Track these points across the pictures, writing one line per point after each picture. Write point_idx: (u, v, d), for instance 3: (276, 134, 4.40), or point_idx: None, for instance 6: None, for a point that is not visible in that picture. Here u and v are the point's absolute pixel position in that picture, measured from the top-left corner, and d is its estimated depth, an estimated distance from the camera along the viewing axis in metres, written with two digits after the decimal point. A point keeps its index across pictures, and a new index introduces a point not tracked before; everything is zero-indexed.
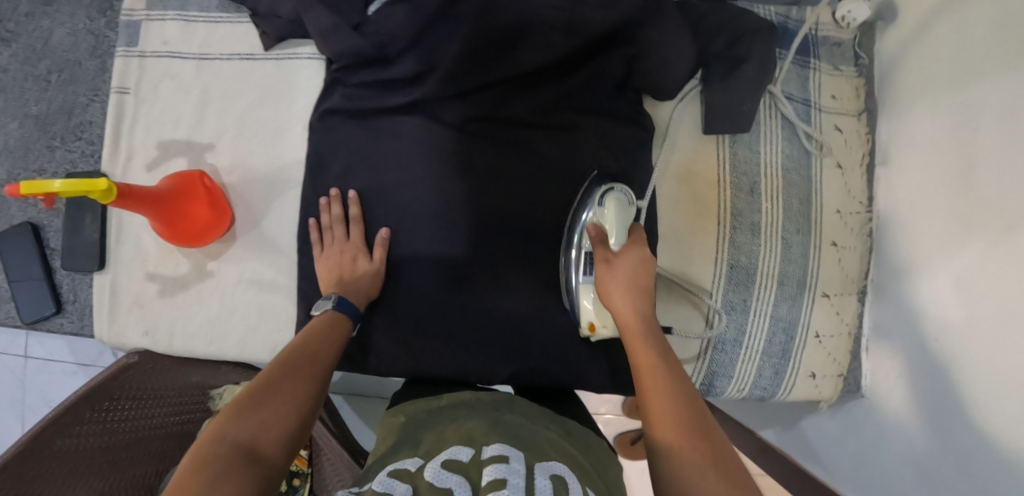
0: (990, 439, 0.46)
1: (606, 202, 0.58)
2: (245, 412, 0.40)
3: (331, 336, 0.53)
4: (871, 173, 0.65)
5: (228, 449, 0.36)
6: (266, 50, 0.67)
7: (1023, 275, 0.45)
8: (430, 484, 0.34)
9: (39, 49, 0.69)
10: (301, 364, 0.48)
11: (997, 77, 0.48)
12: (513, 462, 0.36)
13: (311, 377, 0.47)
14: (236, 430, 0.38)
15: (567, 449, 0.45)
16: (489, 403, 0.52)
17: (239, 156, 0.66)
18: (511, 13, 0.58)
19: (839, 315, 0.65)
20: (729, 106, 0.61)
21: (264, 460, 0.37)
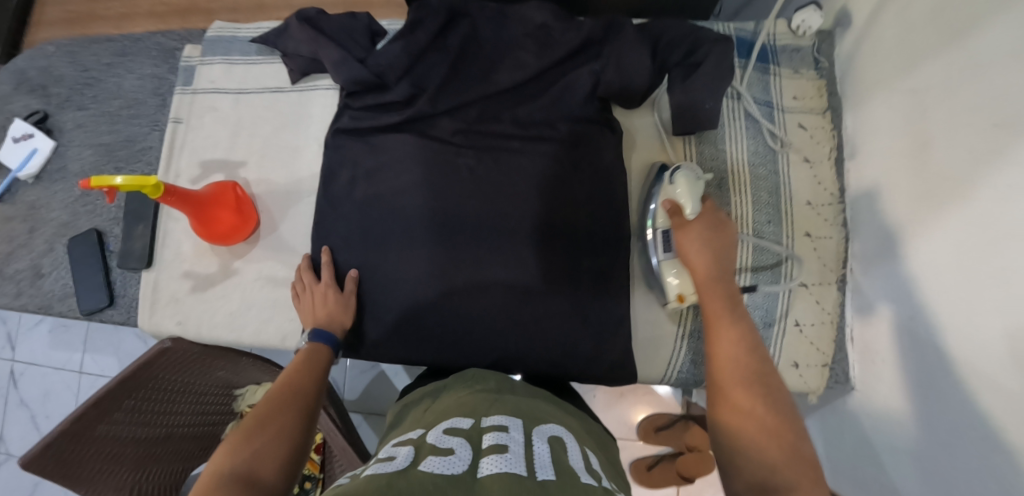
0: (967, 398, 0.45)
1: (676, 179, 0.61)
2: (242, 446, 0.47)
3: (309, 368, 0.61)
4: (840, 166, 0.67)
5: (226, 479, 0.43)
6: (292, 84, 0.78)
7: (982, 231, 0.47)
8: (432, 447, 0.41)
9: (114, 91, 0.84)
10: (287, 399, 0.55)
11: (939, 56, 0.53)
12: (512, 431, 0.43)
13: (299, 408, 0.54)
14: (233, 463, 0.45)
15: (561, 420, 0.51)
16: (492, 380, 0.57)
17: (264, 171, 0.76)
18: (489, 44, 0.71)
19: (819, 304, 0.66)
20: (691, 106, 0.66)
21: (261, 483, 0.44)
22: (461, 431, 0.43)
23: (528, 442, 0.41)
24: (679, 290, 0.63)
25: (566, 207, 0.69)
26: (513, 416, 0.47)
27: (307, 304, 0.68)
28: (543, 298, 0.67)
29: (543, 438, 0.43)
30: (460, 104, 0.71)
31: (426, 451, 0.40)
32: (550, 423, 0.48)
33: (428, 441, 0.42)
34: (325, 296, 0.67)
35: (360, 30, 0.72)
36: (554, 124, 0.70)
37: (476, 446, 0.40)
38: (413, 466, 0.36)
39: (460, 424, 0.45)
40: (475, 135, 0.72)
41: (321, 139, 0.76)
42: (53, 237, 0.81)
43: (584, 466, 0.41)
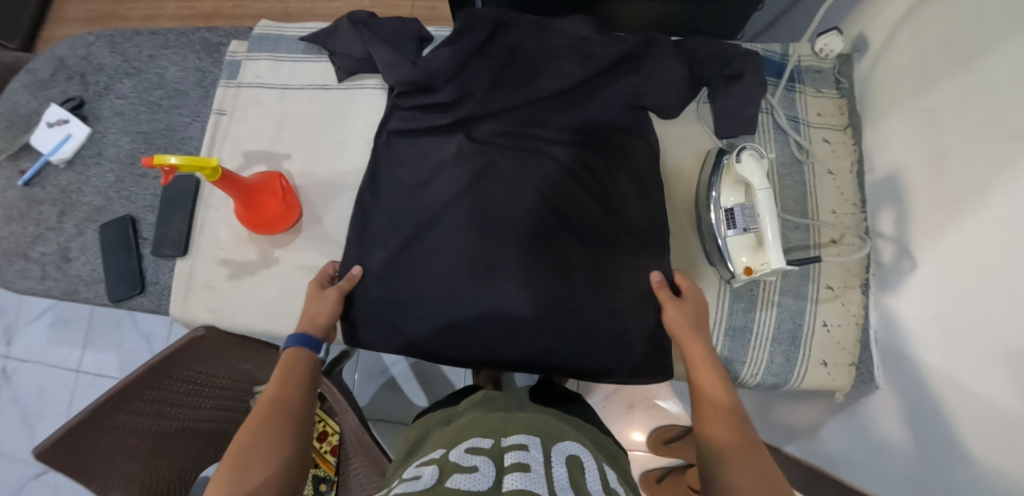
0: (992, 388, 0.49)
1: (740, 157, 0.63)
2: (236, 470, 0.49)
3: (299, 378, 0.60)
4: (861, 179, 0.72)
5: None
6: (338, 82, 0.80)
7: (998, 235, 0.51)
8: (456, 464, 0.42)
9: (156, 81, 0.85)
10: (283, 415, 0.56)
11: (953, 80, 0.59)
12: (532, 449, 0.43)
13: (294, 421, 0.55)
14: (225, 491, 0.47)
15: (581, 437, 0.52)
16: (502, 402, 0.60)
17: (308, 164, 0.78)
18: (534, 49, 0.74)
19: (844, 306, 0.69)
20: (734, 110, 0.72)
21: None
22: (483, 450, 0.44)
23: (548, 461, 0.42)
24: (746, 263, 0.65)
25: (606, 203, 0.72)
26: (533, 433, 0.47)
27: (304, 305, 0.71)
28: (582, 286, 0.68)
29: (562, 457, 0.44)
30: (507, 113, 0.75)
31: (451, 469, 0.41)
32: (568, 439, 0.49)
33: (451, 460, 0.43)
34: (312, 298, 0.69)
35: (408, 35, 0.74)
36: (595, 130, 0.74)
37: (498, 461, 0.42)
38: (440, 484, 0.38)
39: (481, 443, 0.46)
40: (517, 138, 0.74)
41: (366, 135, 0.79)
42: (84, 222, 0.80)
43: (603, 489, 0.41)
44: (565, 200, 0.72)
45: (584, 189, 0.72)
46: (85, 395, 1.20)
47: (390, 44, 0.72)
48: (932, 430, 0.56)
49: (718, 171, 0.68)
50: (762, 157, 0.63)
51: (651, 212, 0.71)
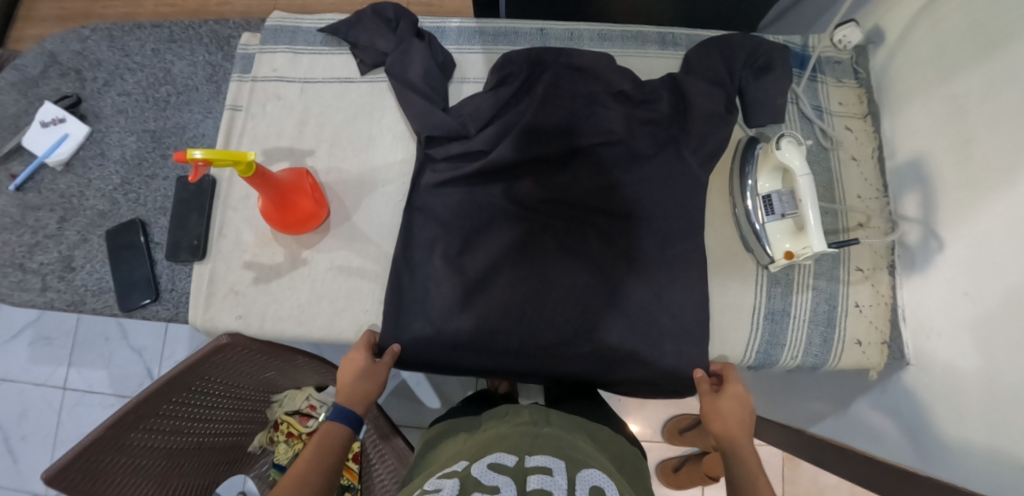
0: None
1: (782, 146, 0.64)
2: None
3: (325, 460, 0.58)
4: (882, 164, 0.75)
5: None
6: (362, 75, 0.77)
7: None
8: (478, 481, 0.43)
9: (162, 77, 0.80)
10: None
11: (977, 66, 0.61)
12: (555, 474, 0.44)
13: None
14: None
15: (599, 458, 0.53)
16: (525, 414, 0.59)
17: (334, 161, 0.74)
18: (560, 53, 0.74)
19: (875, 287, 0.72)
20: (765, 100, 0.73)
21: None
22: (505, 468, 0.46)
23: (572, 489, 0.43)
24: (788, 248, 0.66)
25: (644, 185, 0.71)
26: (557, 456, 0.48)
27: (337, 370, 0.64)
28: (625, 282, 0.69)
29: (586, 487, 0.44)
30: (554, 169, 0.72)
31: (472, 485, 0.43)
32: (592, 466, 0.49)
33: (474, 474, 0.45)
34: (355, 372, 0.63)
35: (436, 71, 0.73)
36: (642, 174, 0.71)
37: (520, 485, 0.43)
38: None
39: (504, 461, 0.47)
40: (558, 200, 0.71)
41: (395, 129, 0.75)
42: (88, 227, 0.75)
43: None
44: (599, 277, 0.70)
45: (622, 264, 0.70)
46: (74, 415, 1.13)
47: (418, 79, 0.72)
48: (967, 397, 0.58)
49: (751, 158, 0.70)
50: (802, 144, 0.65)
51: (690, 284, 0.68)
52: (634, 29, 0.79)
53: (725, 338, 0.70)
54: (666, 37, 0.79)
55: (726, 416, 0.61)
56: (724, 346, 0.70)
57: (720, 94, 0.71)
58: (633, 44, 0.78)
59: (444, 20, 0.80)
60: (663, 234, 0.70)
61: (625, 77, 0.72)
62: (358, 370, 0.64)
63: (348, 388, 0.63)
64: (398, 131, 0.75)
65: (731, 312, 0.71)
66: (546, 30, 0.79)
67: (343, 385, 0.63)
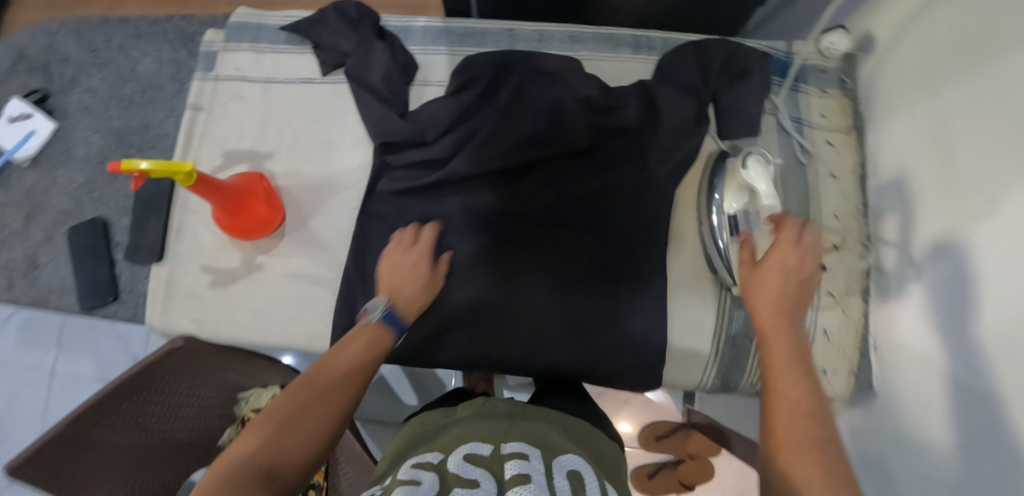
0: (973, 398, 0.49)
1: (748, 165, 0.60)
2: (264, 429, 0.40)
3: (371, 355, 0.50)
4: (864, 182, 0.71)
5: (241, 471, 0.36)
6: (323, 76, 0.75)
7: (992, 241, 0.50)
8: (457, 475, 0.37)
9: (127, 75, 0.80)
10: (332, 382, 0.46)
11: (961, 80, 0.57)
12: (533, 460, 0.39)
13: (342, 395, 0.46)
14: (254, 451, 0.38)
15: (575, 445, 0.47)
16: (500, 403, 0.52)
17: (293, 165, 0.73)
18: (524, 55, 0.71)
19: (845, 313, 0.69)
20: (739, 110, 0.69)
21: (278, 486, 0.37)
22: (481, 459, 0.39)
23: (550, 474, 0.37)
24: None
25: (608, 199, 0.68)
26: (533, 441, 0.43)
27: (392, 270, 0.60)
28: (584, 299, 0.66)
29: (562, 473, 0.39)
30: (518, 181, 0.69)
31: (452, 481, 0.36)
32: (569, 452, 0.44)
33: (451, 468, 0.38)
34: (419, 272, 0.61)
35: (397, 73, 0.71)
36: (611, 189, 0.68)
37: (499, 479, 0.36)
38: None
39: (479, 450, 0.41)
40: (519, 211, 0.69)
41: (355, 133, 0.74)
42: (52, 227, 0.76)
43: None
44: (557, 297, 0.66)
45: (583, 281, 0.67)
46: (62, 398, 1.16)
47: (377, 82, 0.70)
48: (927, 435, 0.55)
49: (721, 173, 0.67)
50: (767, 163, 0.61)
51: (648, 306, 0.66)
52: (607, 31, 0.75)
53: (684, 361, 0.67)
54: (641, 40, 0.74)
55: (761, 282, 0.53)
56: (683, 369, 0.67)
57: (692, 105, 0.68)
58: (607, 46, 0.74)
59: (411, 18, 0.77)
60: (628, 248, 0.67)
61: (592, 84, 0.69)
62: (422, 273, 0.61)
63: (406, 287, 0.59)
64: (359, 135, 0.74)
65: (692, 334, 0.67)
66: (515, 30, 0.75)
67: (400, 283, 0.59)
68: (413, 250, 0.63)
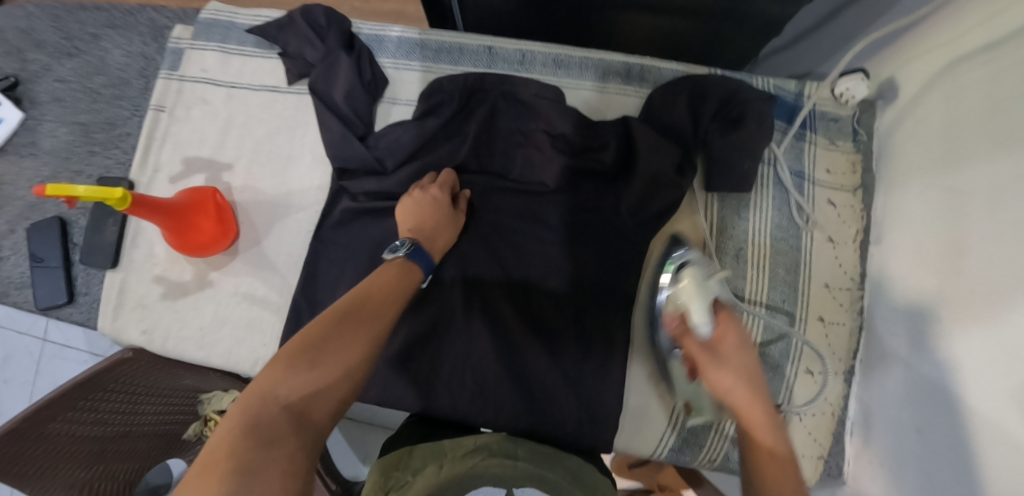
0: None
1: (681, 277, 0.58)
2: (298, 367, 0.40)
3: (399, 289, 0.51)
4: (865, 250, 0.64)
5: (278, 411, 0.38)
6: (289, 85, 0.72)
7: (1009, 361, 0.44)
8: None
9: (95, 66, 0.78)
10: (362, 318, 0.47)
11: (985, 159, 0.49)
12: None
13: (372, 329, 0.46)
14: (289, 390, 0.39)
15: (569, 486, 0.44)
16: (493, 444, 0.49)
17: (251, 179, 0.70)
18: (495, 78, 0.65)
19: (823, 394, 0.63)
20: (730, 163, 0.62)
21: (313, 425, 0.39)
22: None
23: None
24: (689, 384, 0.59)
25: (573, 247, 0.63)
26: None
27: (414, 207, 0.60)
28: (537, 354, 0.61)
29: None
30: (476, 222, 0.65)
31: None
32: None
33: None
34: (439, 207, 0.60)
35: (361, 91, 0.66)
36: (579, 236, 0.63)
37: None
38: None
39: None
40: (474, 253, 0.64)
41: (315, 150, 0.70)
42: (15, 219, 0.75)
43: None
44: (505, 350, 0.61)
45: (533, 334, 0.61)
46: (51, 367, 1.17)
47: (339, 100, 0.66)
48: None
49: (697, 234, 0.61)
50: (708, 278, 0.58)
51: (604, 372, 0.60)
52: (595, 55, 0.68)
53: (642, 427, 0.63)
54: (633, 69, 0.67)
55: (720, 373, 0.52)
56: (638, 437, 0.63)
57: (676, 151, 0.61)
58: (591, 73, 0.68)
59: (386, 27, 0.72)
60: (590, 305, 0.62)
61: (568, 120, 0.64)
62: (443, 204, 0.60)
63: (427, 219, 0.59)
64: (319, 153, 0.70)
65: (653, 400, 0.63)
66: (495, 48, 0.69)
67: (420, 219, 0.59)
68: (429, 188, 0.61)
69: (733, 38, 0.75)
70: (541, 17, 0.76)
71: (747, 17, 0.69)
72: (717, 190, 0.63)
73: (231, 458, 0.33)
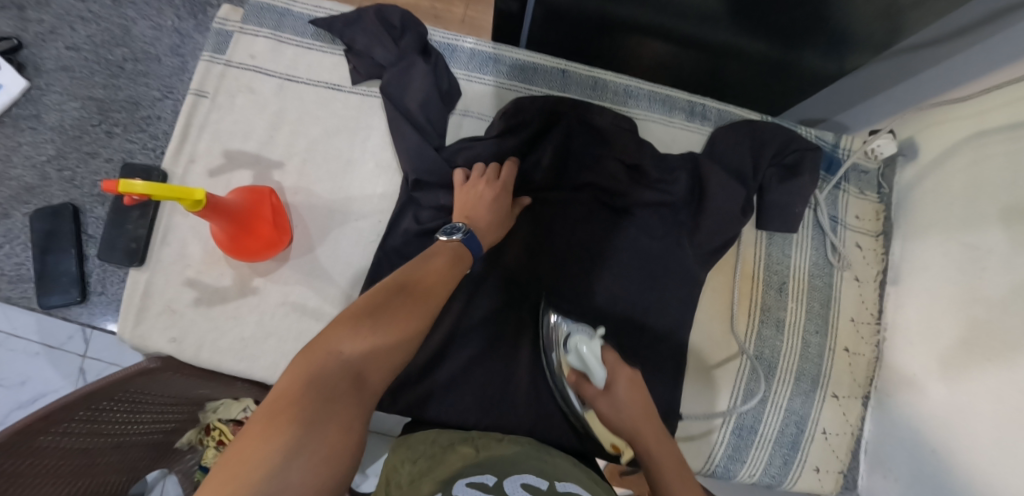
0: None
1: (569, 346, 0.58)
2: (362, 326, 0.38)
3: (454, 271, 0.48)
4: (883, 289, 0.73)
5: (340, 369, 0.35)
6: (352, 84, 0.69)
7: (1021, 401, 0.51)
8: None
9: (118, 37, 0.72)
10: (418, 293, 0.44)
11: (1005, 226, 0.56)
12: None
13: (428, 305, 0.43)
14: (350, 347, 0.36)
15: (583, 476, 0.46)
16: (523, 440, 0.53)
17: (305, 180, 0.67)
18: (570, 103, 0.67)
19: (845, 416, 0.70)
20: (784, 206, 0.68)
21: (370, 387, 0.36)
22: (536, 489, 0.39)
23: None
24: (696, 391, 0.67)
25: (643, 274, 0.66)
26: (577, 481, 0.43)
27: (474, 195, 0.59)
28: None
29: None
30: (550, 239, 0.66)
31: None
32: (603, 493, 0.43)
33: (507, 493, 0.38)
34: (497, 206, 0.59)
35: (436, 100, 0.66)
36: (647, 264, 0.66)
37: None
38: None
39: (532, 479, 0.41)
40: (548, 274, 0.65)
41: (379, 156, 0.68)
42: (10, 201, 0.67)
43: None
44: None
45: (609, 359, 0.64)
46: None
47: (414, 107, 0.65)
48: None
49: (757, 263, 0.71)
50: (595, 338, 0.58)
51: (661, 396, 0.64)
52: (664, 91, 0.73)
53: (691, 447, 0.67)
54: (696, 107, 0.73)
55: (620, 406, 0.55)
56: (689, 455, 0.67)
57: (742, 194, 0.65)
58: (659, 106, 0.72)
59: (457, 37, 0.72)
60: (654, 330, 0.65)
61: (642, 152, 0.66)
62: (502, 204, 0.60)
63: (484, 215, 0.58)
64: (384, 160, 0.68)
65: (701, 420, 0.67)
66: (569, 72, 0.72)
67: (478, 211, 0.58)
68: (496, 185, 0.61)
69: (771, 85, 0.81)
70: (602, 44, 0.79)
71: (793, 70, 0.76)
72: (766, 230, 0.70)
73: (294, 408, 0.31)
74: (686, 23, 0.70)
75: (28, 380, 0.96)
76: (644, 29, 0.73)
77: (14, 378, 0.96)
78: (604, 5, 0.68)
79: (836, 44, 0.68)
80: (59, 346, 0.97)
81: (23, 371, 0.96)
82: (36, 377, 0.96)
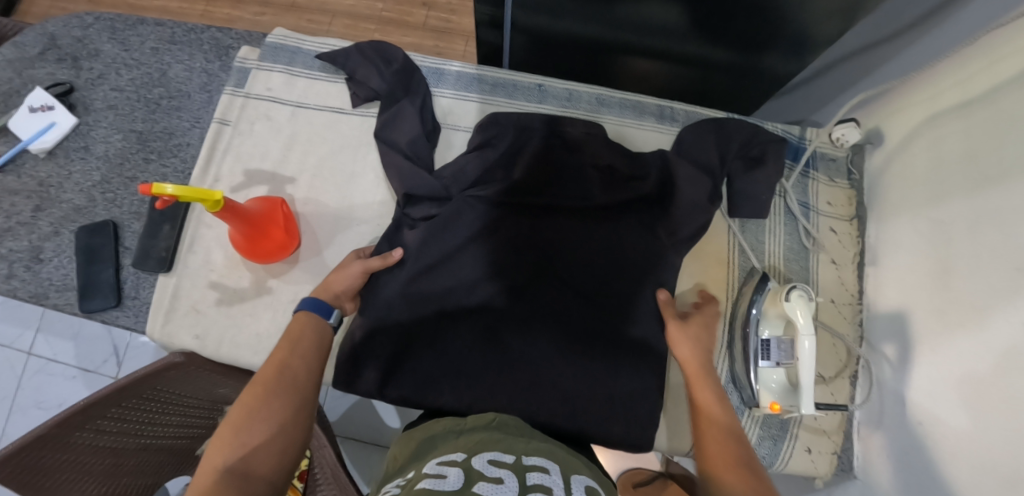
0: None
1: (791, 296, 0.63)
2: (234, 440, 0.48)
3: (315, 352, 0.59)
4: (862, 270, 0.75)
5: (223, 476, 0.46)
6: (354, 107, 0.78)
7: (989, 363, 0.53)
8: (481, 472, 0.40)
9: (156, 78, 0.84)
10: (281, 384, 0.54)
11: (966, 199, 0.59)
12: (552, 472, 0.43)
13: (293, 390, 0.54)
14: (227, 459, 0.47)
15: (562, 457, 0.49)
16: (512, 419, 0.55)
17: (314, 192, 0.75)
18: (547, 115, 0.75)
19: (833, 395, 0.73)
20: (752, 195, 0.73)
21: (257, 478, 0.47)
22: (504, 464, 0.43)
23: (568, 486, 0.41)
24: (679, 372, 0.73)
25: (620, 262, 0.70)
26: (552, 459, 0.46)
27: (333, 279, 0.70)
28: (588, 360, 0.67)
29: (580, 486, 0.43)
30: (531, 233, 0.71)
31: (476, 476, 0.39)
32: (577, 472, 0.46)
33: (474, 467, 0.42)
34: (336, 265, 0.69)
35: (423, 141, 0.74)
36: (624, 253, 0.70)
37: (522, 479, 0.40)
38: (467, 488, 0.36)
39: (503, 457, 0.44)
40: (525, 263, 0.70)
41: (377, 168, 0.76)
42: (61, 221, 0.77)
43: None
44: (564, 358, 0.67)
45: (589, 346, 0.68)
46: (35, 383, 1.05)
47: (405, 124, 0.73)
48: None
49: (734, 247, 0.77)
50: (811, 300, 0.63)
51: (646, 376, 0.68)
52: (633, 98, 0.80)
53: (677, 426, 0.71)
54: (665, 110, 0.80)
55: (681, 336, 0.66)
56: (677, 436, 0.71)
57: (706, 183, 0.70)
58: (630, 112, 0.80)
59: (445, 62, 0.82)
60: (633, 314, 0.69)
61: (614, 153, 0.73)
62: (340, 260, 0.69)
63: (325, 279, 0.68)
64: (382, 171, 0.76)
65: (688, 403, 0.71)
66: (546, 86, 0.81)
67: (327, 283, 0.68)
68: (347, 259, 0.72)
69: (741, 88, 0.88)
70: (581, 61, 0.87)
71: (757, 72, 0.82)
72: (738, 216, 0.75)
73: None
74: (651, 38, 0.77)
75: (64, 402, 1.04)
76: (612, 46, 0.81)
77: (52, 400, 1.05)
78: (574, 28, 0.76)
79: (792, 46, 0.74)
80: (94, 369, 1.05)
81: (60, 393, 1.05)
82: (72, 397, 1.05)
